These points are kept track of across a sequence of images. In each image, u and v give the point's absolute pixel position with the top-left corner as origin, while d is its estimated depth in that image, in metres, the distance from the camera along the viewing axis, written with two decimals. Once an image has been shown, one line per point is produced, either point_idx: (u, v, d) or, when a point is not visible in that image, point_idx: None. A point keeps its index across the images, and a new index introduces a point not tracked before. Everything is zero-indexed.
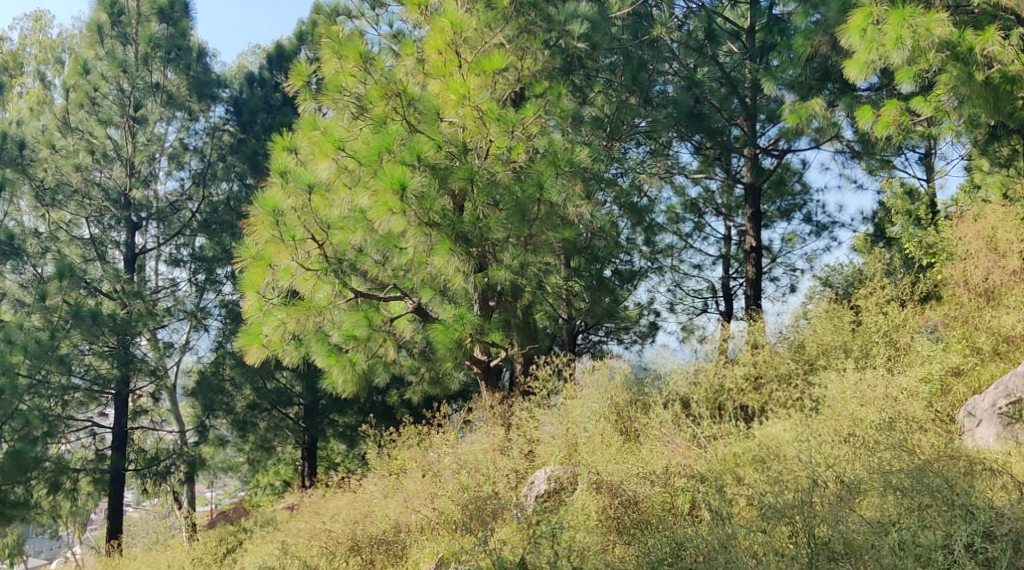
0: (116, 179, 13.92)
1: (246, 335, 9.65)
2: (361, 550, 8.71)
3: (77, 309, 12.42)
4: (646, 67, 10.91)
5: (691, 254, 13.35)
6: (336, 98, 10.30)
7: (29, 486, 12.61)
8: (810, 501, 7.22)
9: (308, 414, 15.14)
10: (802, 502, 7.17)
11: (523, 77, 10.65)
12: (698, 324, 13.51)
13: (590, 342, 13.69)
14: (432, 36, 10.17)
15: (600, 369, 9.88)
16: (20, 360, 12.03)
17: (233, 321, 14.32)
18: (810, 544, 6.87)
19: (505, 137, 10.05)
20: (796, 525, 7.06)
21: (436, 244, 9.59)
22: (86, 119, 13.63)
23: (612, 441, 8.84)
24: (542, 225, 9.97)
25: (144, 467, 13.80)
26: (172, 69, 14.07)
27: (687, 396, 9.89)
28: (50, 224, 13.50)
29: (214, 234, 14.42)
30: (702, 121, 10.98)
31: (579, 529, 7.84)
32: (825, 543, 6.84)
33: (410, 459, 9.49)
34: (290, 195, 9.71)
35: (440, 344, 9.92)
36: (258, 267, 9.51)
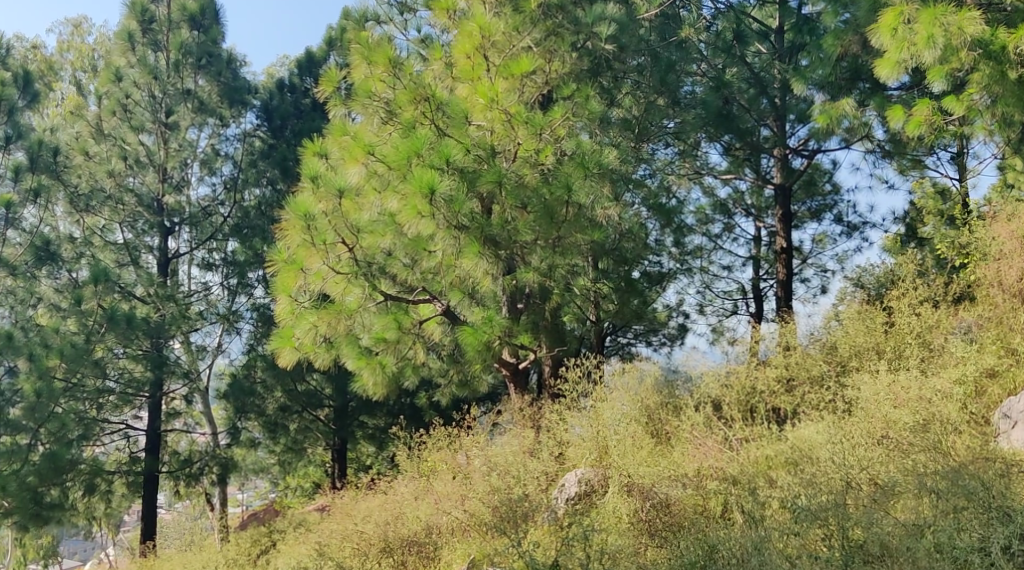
0: (149, 185, 14.16)
1: (278, 337, 9.91)
2: (393, 552, 8.62)
3: (112, 313, 12.56)
4: (675, 68, 10.88)
5: (722, 255, 13.27)
6: (365, 103, 10.36)
7: (65, 488, 12.74)
8: (844, 503, 7.20)
9: (339, 416, 15.12)
10: (836, 504, 7.14)
11: (551, 80, 10.61)
12: (729, 325, 13.47)
13: (618, 345, 13.70)
14: (460, 41, 10.31)
15: (630, 372, 9.95)
16: (56, 363, 12.05)
17: (265, 324, 14.50)
18: (844, 546, 6.82)
19: (533, 139, 10.10)
20: (830, 528, 7.00)
21: (464, 247, 9.61)
22: (119, 126, 13.97)
23: (643, 444, 8.87)
24: (570, 227, 10.02)
25: (177, 469, 14.05)
26: (204, 75, 14.21)
27: (718, 398, 9.86)
28: (85, 230, 13.76)
29: (246, 238, 14.42)
30: (732, 122, 10.92)
31: (611, 531, 7.83)
32: (859, 545, 6.80)
33: (442, 462, 9.68)
34: (321, 200, 9.72)
35: (469, 346, 9.95)
36: (290, 271, 9.61)
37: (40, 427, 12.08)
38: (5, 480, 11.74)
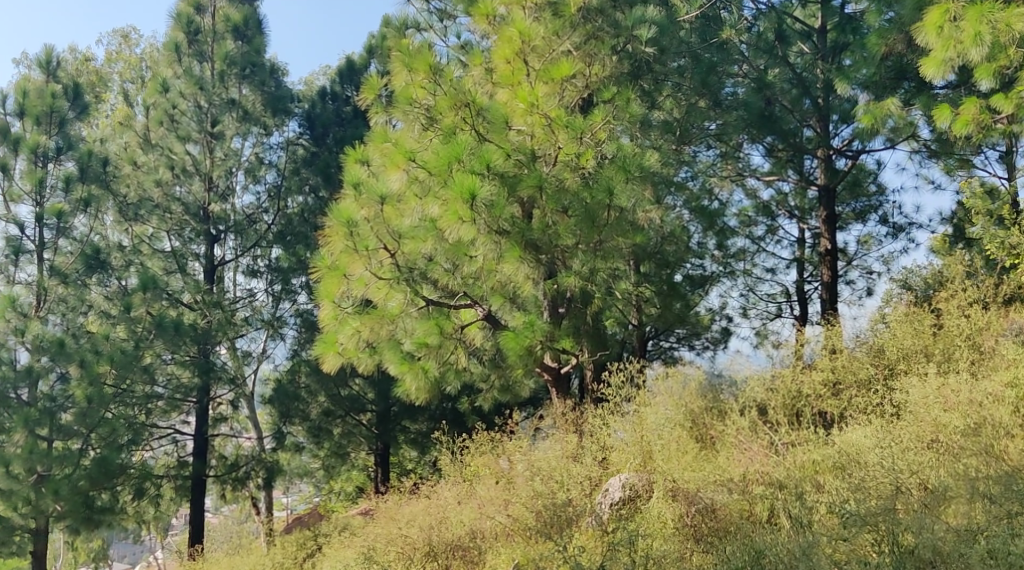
0: (196, 194, 14.34)
1: (322, 343, 9.94)
2: (437, 556, 8.50)
3: (160, 319, 12.80)
4: (716, 70, 10.80)
5: (765, 257, 13.15)
6: (407, 109, 10.40)
7: (116, 492, 12.95)
8: (894, 508, 7.08)
9: (381, 420, 14.94)
10: (886, 509, 7.03)
11: (591, 83, 10.55)
12: (773, 329, 13.35)
13: (661, 349, 13.61)
14: (500, 47, 10.31)
15: (674, 376, 9.88)
16: (107, 369, 12.19)
17: (308, 330, 14.79)
18: (895, 552, 6.69)
19: (573, 143, 10.03)
20: (880, 533, 6.89)
21: (506, 252, 9.67)
22: (166, 136, 14.17)
23: (688, 449, 8.95)
24: (611, 231, 9.91)
25: (223, 474, 14.26)
26: (248, 85, 14.48)
27: (764, 402, 9.58)
28: (134, 238, 14.11)
29: (290, 245, 14.80)
30: (775, 123, 10.72)
31: (656, 536, 7.77)
32: (911, 551, 6.65)
33: (485, 466, 9.70)
34: (364, 207, 9.86)
35: (511, 351, 9.91)
36: (333, 277, 9.71)
37: (91, 432, 12.36)
38: (57, 483, 11.88)
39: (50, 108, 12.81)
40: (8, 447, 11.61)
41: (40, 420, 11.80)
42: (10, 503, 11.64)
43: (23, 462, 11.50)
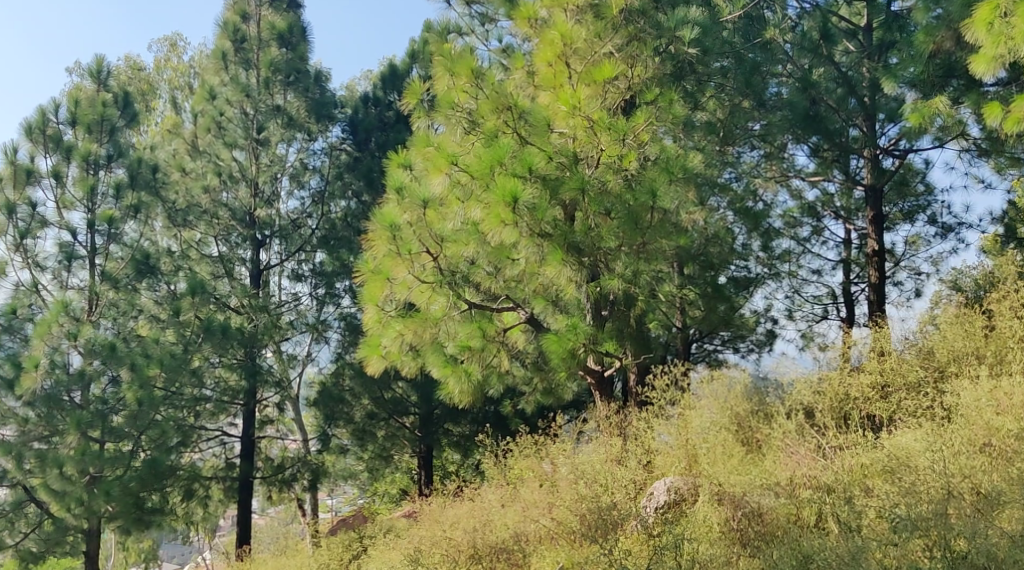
0: (241, 200, 14.60)
1: (366, 346, 10.00)
2: (481, 559, 8.43)
3: (208, 323, 12.93)
4: (760, 70, 10.72)
5: (811, 258, 12.99)
6: (449, 114, 10.40)
7: (166, 492, 13.15)
8: (945, 512, 6.97)
9: (424, 423, 14.83)
10: (938, 513, 6.92)
11: (634, 85, 10.41)
12: (819, 331, 13.22)
13: (705, 351, 13.51)
14: (542, 49, 10.24)
15: (718, 379, 9.67)
16: (156, 373, 12.31)
17: (352, 333, 14.73)
18: (946, 558, 6.62)
19: (616, 145, 9.96)
20: (932, 539, 6.79)
21: (548, 255, 9.61)
22: (214, 142, 14.49)
23: (733, 453, 8.70)
24: (655, 233, 9.88)
25: (270, 475, 14.42)
26: (293, 91, 14.66)
27: (811, 405, 9.31)
28: (183, 243, 14.34)
29: (334, 249, 14.85)
30: (820, 123, 10.52)
31: (702, 540, 7.71)
32: (964, 558, 6.59)
33: (528, 469, 9.69)
34: (407, 211, 9.83)
35: (553, 353, 9.91)
36: (376, 281, 9.75)
37: (140, 434, 12.54)
38: (109, 484, 12.06)
39: (101, 116, 13.10)
40: (63, 449, 11.95)
41: (92, 421, 12.02)
42: (64, 505, 11.81)
43: (76, 463, 11.73)
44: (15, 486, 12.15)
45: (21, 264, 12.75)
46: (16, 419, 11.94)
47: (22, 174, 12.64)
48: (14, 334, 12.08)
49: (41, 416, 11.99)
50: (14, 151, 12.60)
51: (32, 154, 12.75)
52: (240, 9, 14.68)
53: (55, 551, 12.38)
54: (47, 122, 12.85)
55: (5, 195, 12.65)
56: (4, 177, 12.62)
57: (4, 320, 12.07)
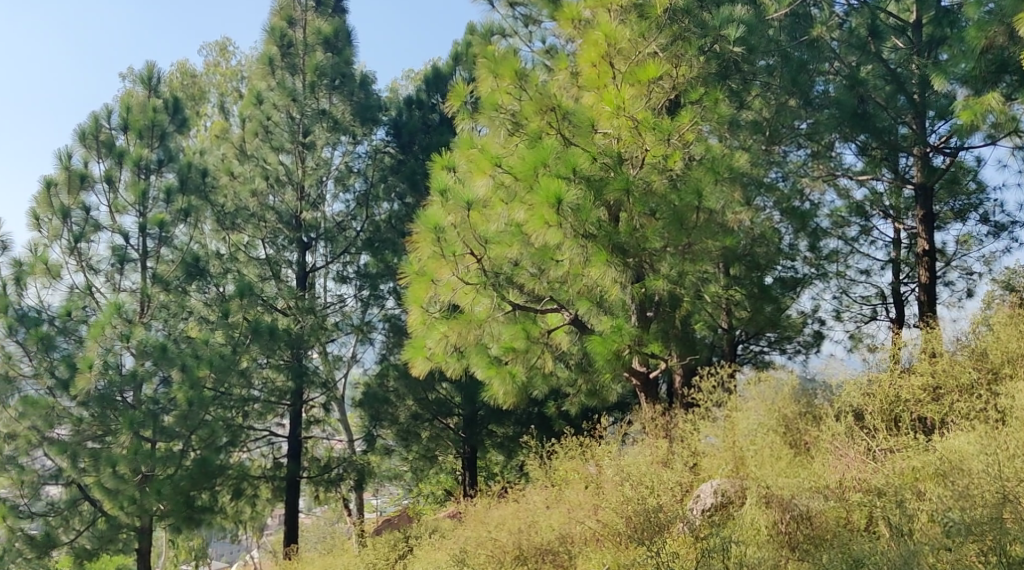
0: (288, 203, 14.74)
1: (411, 348, 10.06)
2: (527, 560, 8.56)
3: (256, 325, 13.16)
4: (806, 68, 10.52)
5: (859, 258, 12.86)
6: (492, 115, 10.40)
7: (215, 491, 13.29)
8: (1001, 517, 6.84)
9: (468, 424, 15.06)
10: (994, 517, 6.80)
11: (679, 85, 10.33)
12: (867, 333, 13.06)
13: (751, 352, 13.27)
14: (585, 50, 10.17)
15: (765, 381, 9.42)
16: (206, 373, 12.46)
17: (397, 334, 14.87)
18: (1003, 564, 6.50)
19: (661, 145, 9.91)
20: (987, 544, 6.68)
21: (592, 256, 9.52)
22: (262, 146, 14.66)
23: (782, 454, 8.53)
24: (700, 234, 9.82)
25: (317, 475, 14.51)
26: (338, 95, 14.76)
27: (861, 408, 9.12)
28: (231, 246, 14.40)
29: (378, 251, 15.00)
30: (868, 121, 10.40)
31: (750, 543, 7.63)
32: None
33: (573, 471, 9.64)
34: (450, 213, 9.83)
35: (598, 355, 9.85)
36: (421, 283, 9.82)
37: (192, 434, 12.61)
38: (160, 483, 12.16)
39: (152, 122, 13.31)
40: (116, 448, 12.16)
41: (144, 421, 12.14)
42: (117, 502, 12.01)
43: (129, 462, 11.94)
44: (70, 483, 12.38)
45: (76, 266, 12.96)
46: (70, 419, 12.06)
47: (76, 179, 12.89)
48: (69, 336, 12.27)
49: (95, 416, 12.14)
50: (68, 156, 12.86)
51: (86, 159, 13.00)
52: (286, 15, 14.88)
53: (108, 548, 12.47)
54: (100, 127, 13.11)
55: (60, 200, 12.87)
56: (59, 182, 12.87)
57: (60, 321, 12.28)
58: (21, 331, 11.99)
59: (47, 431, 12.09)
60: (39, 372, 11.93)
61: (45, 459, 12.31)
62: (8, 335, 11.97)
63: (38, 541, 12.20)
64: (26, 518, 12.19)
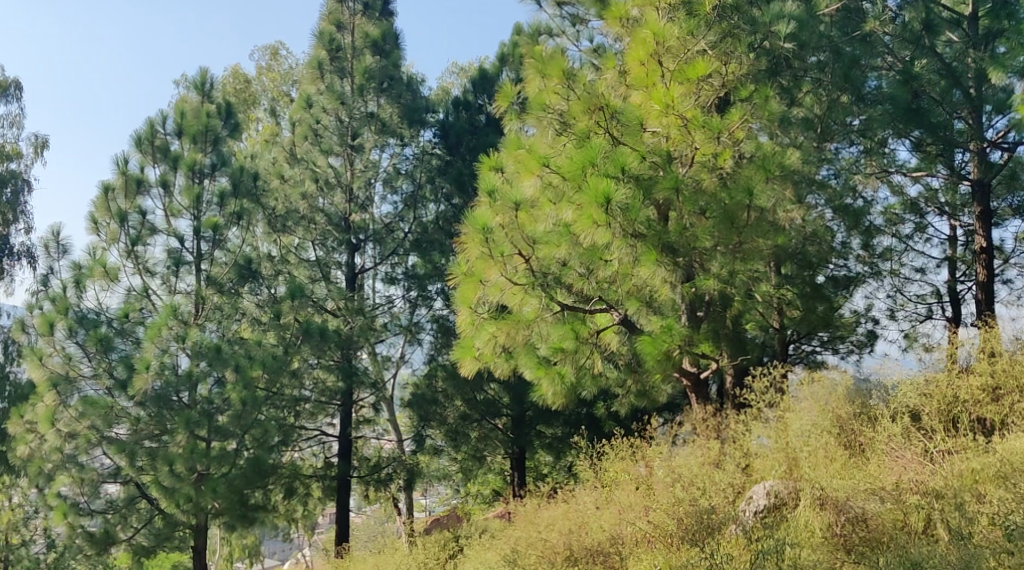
0: (337, 205, 14.85)
1: (460, 348, 10.11)
2: (577, 562, 8.46)
3: (307, 326, 13.33)
4: (858, 64, 10.30)
5: (913, 256, 12.69)
6: (540, 115, 10.44)
7: (268, 491, 13.42)
8: None
9: (516, 424, 14.98)
10: None
11: (728, 82, 10.23)
12: (923, 332, 12.82)
13: (803, 353, 12.93)
14: (634, 49, 10.13)
15: (819, 381, 9.25)
16: (259, 373, 12.57)
17: (445, 335, 15.07)
18: None
19: (710, 143, 9.87)
20: None
21: (642, 255, 9.52)
22: (311, 150, 14.78)
23: (836, 456, 8.39)
24: (751, 233, 9.75)
25: (367, 474, 14.62)
26: (385, 97, 14.89)
27: (917, 408, 8.91)
28: (282, 248, 14.65)
29: (426, 252, 15.06)
30: (922, 116, 10.10)
31: (805, 546, 7.52)
32: None
33: (624, 472, 9.51)
34: (499, 213, 9.81)
35: (648, 355, 9.81)
36: (469, 284, 9.83)
37: (245, 433, 12.62)
38: (215, 481, 12.28)
39: (205, 127, 13.52)
40: (173, 447, 12.15)
41: (200, 421, 12.20)
42: (173, 501, 12.04)
43: (185, 461, 11.99)
44: (128, 482, 12.60)
45: (133, 269, 13.14)
46: (128, 419, 12.20)
47: (133, 183, 13.11)
48: (126, 337, 12.57)
49: (152, 416, 12.24)
50: (125, 162, 13.08)
51: (142, 164, 13.22)
52: (335, 19, 15.02)
53: (165, 545, 12.65)
54: (155, 133, 13.35)
55: (117, 204, 13.08)
56: (116, 187, 13.07)
57: (117, 324, 12.61)
58: (80, 333, 12.26)
59: (106, 430, 12.17)
60: (98, 373, 12.23)
61: (104, 458, 12.45)
62: (68, 336, 12.23)
63: (98, 538, 12.45)
64: (85, 516, 12.51)
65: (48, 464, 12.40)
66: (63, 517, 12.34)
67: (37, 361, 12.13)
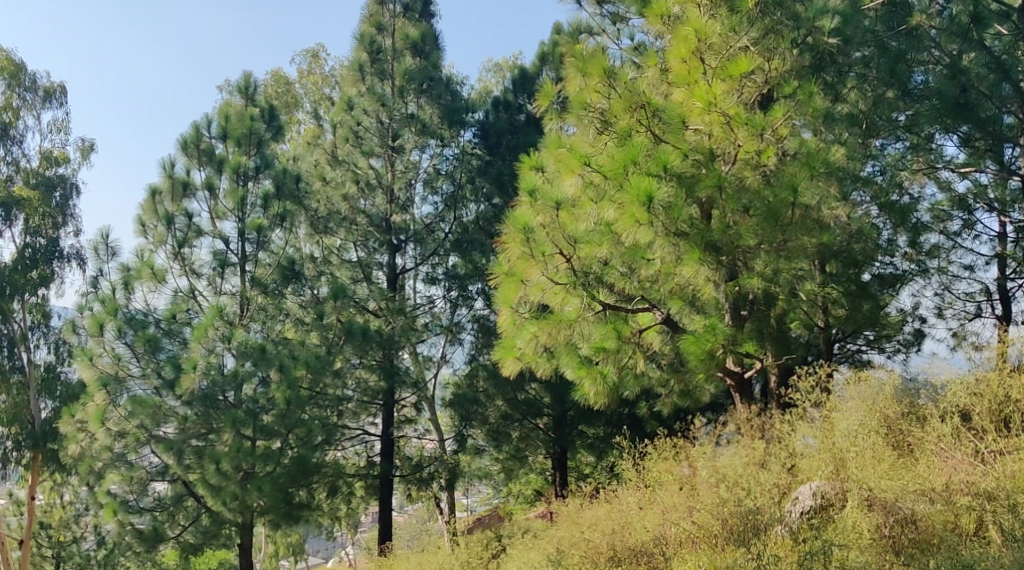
0: (379, 207, 14.90)
1: (501, 348, 10.12)
2: (621, 562, 8.42)
3: (349, 326, 13.36)
4: (904, 59, 10.18)
5: (962, 254, 12.31)
6: (581, 115, 10.38)
7: (312, 489, 13.48)
8: None
9: (558, 424, 14.89)
10: None
11: (772, 78, 10.23)
12: (972, 330, 12.64)
13: (847, 351, 12.87)
14: (675, 46, 10.04)
15: (865, 380, 9.14)
16: (303, 373, 12.69)
17: (485, 335, 15.14)
18: None
19: (753, 140, 9.80)
20: None
21: (685, 254, 9.42)
22: (353, 152, 14.86)
23: (884, 456, 8.27)
24: (796, 230, 9.63)
25: (408, 474, 14.65)
26: (426, 98, 14.94)
27: (968, 408, 8.65)
28: (325, 250, 14.75)
29: (467, 252, 15.11)
30: (969, 111, 9.82)
31: (852, 547, 7.48)
32: None
33: (667, 473, 9.43)
34: (540, 213, 9.85)
35: (691, 355, 9.71)
36: (511, 283, 9.88)
37: (289, 433, 12.73)
38: (261, 480, 12.29)
39: (250, 130, 13.71)
40: (219, 446, 12.29)
41: (245, 420, 12.35)
42: (219, 499, 12.16)
43: (231, 460, 12.03)
44: (175, 481, 12.69)
45: (179, 271, 13.36)
46: (175, 418, 12.34)
47: (179, 186, 13.28)
48: (173, 337, 12.68)
49: (199, 416, 12.38)
50: (171, 165, 13.24)
51: (188, 166, 13.37)
52: (375, 21, 15.15)
53: (211, 543, 12.80)
54: (201, 136, 13.48)
55: (164, 207, 13.27)
56: (163, 190, 13.27)
57: (164, 325, 12.74)
58: (129, 333, 12.39)
59: (154, 429, 12.32)
60: (147, 373, 12.35)
61: (152, 457, 12.54)
62: (117, 337, 12.36)
63: (146, 535, 12.70)
64: (135, 513, 12.73)
65: (99, 463, 12.42)
66: (112, 514, 12.54)
67: (87, 361, 12.26)
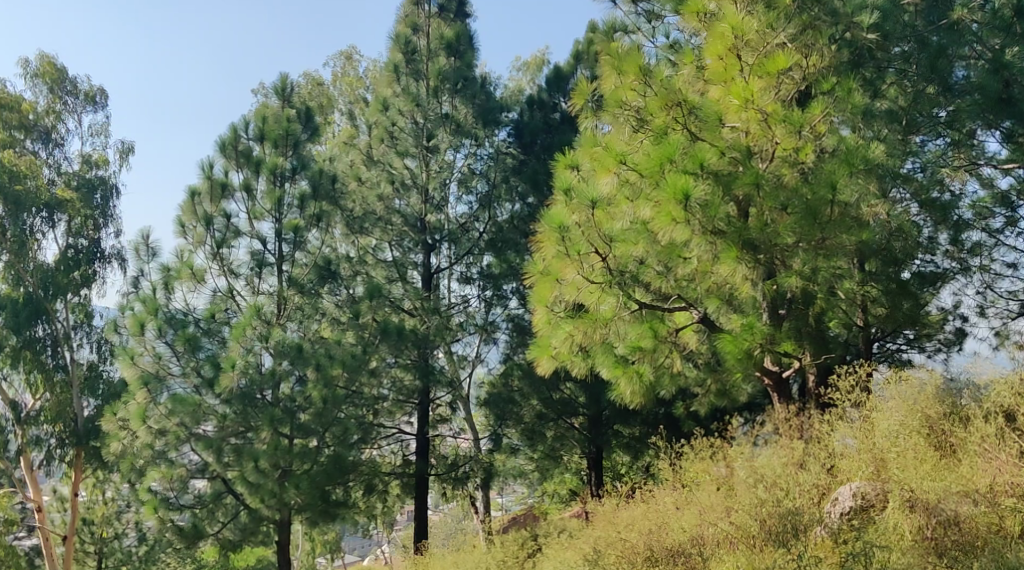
0: (414, 206, 14.94)
1: (537, 347, 10.09)
2: (658, 562, 8.25)
3: (385, 325, 13.41)
4: (945, 54, 10.15)
5: (1005, 251, 11.89)
6: (617, 113, 10.32)
7: (349, 487, 13.58)
8: None
9: (593, 424, 14.74)
10: None
11: (809, 75, 10.08)
12: (1015, 328, 12.20)
13: (887, 351, 12.87)
14: (712, 43, 9.93)
15: (906, 380, 8.99)
16: (339, 373, 12.77)
17: (520, 334, 15.12)
18: None
19: (792, 137, 9.63)
20: None
21: (722, 252, 9.35)
22: (388, 152, 14.87)
23: (926, 457, 8.18)
24: (834, 228, 9.48)
25: (444, 472, 14.77)
26: (460, 98, 15.00)
27: (1013, 408, 8.38)
28: (360, 249, 14.86)
29: (501, 251, 15.08)
30: (1012, 107, 9.95)
31: (894, 548, 7.46)
32: None
33: (704, 473, 9.40)
34: (575, 212, 9.72)
35: (728, 354, 9.66)
36: (546, 283, 9.83)
37: (325, 431, 12.84)
38: (298, 478, 12.47)
39: (286, 131, 13.80)
40: (257, 444, 12.33)
41: (283, 419, 12.49)
42: (258, 496, 12.23)
43: (270, 457, 12.15)
44: (215, 478, 12.76)
45: (218, 272, 13.45)
46: (215, 416, 12.35)
47: (218, 187, 13.38)
48: (212, 336, 12.87)
49: (237, 414, 12.40)
50: (210, 166, 13.35)
51: (226, 168, 13.48)
52: (411, 22, 15.17)
53: (250, 540, 12.90)
54: (239, 138, 13.59)
55: (203, 208, 13.38)
56: (202, 191, 13.36)
57: (204, 324, 12.90)
58: (169, 333, 12.51)
59: (194, 427, 12.34)
60: (186, 372, 12.44)
61: (192, 454, 12.67)
62: (158, 336, 12.46)
63: (187, 532, 12.64)
64: (175, 510, 12.65)
65: (140, 461, 12.63)
66: (153, 511, 12.50)
67: (128, 360, 12.37)
